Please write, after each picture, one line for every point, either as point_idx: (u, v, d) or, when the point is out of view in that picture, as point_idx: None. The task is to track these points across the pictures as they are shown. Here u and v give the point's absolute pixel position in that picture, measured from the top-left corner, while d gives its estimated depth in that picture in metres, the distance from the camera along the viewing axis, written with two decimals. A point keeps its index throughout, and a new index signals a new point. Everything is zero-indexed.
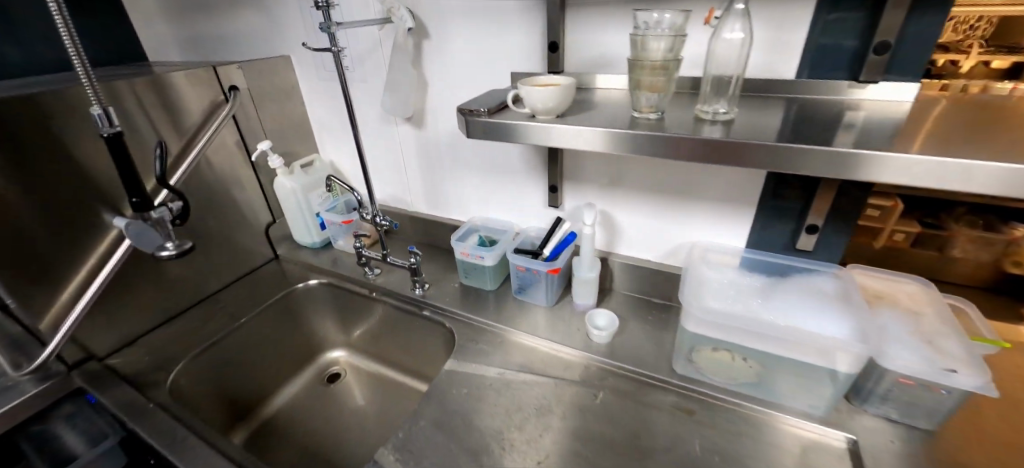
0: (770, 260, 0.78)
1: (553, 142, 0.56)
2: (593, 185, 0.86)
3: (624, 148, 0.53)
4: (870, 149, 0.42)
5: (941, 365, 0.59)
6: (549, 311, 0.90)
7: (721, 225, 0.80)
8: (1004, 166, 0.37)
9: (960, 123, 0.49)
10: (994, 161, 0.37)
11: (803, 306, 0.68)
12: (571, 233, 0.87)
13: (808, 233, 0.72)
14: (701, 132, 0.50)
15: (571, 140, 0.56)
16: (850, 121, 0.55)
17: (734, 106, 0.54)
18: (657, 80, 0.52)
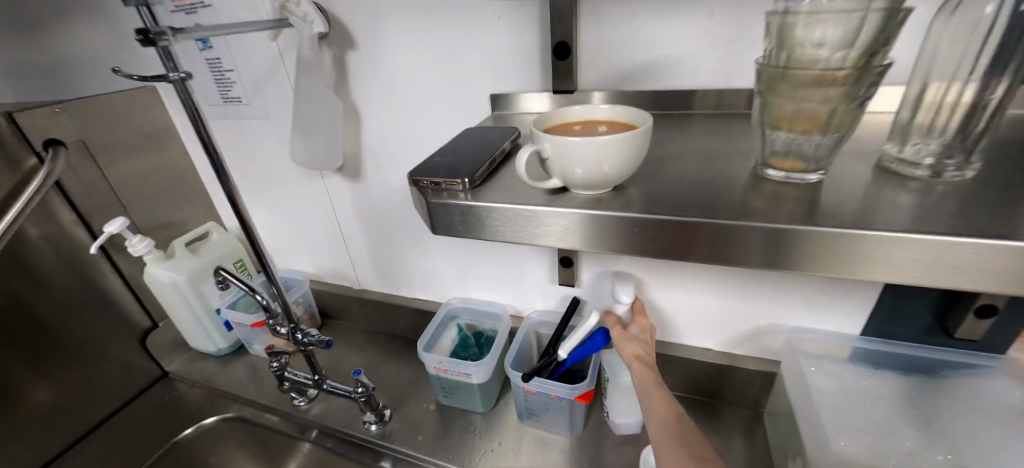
0: (903, 353, 0.52)
1: (620, 248, 0.28)
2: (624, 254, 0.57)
3: (763, 265, 0.25)
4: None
5: None
6: (574, 443, 0.60)
7: (828, 308, 0.52)
8: None
9: None
10: None
11: (1006, 451, 0.43)
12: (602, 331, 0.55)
13: (978, 318, 0.46)
14: (960, 221, 0.22)
15: (651, 245, 0.27)
16: None
17: (969, 151, 0.27)
18: (816, 104, 0.25)
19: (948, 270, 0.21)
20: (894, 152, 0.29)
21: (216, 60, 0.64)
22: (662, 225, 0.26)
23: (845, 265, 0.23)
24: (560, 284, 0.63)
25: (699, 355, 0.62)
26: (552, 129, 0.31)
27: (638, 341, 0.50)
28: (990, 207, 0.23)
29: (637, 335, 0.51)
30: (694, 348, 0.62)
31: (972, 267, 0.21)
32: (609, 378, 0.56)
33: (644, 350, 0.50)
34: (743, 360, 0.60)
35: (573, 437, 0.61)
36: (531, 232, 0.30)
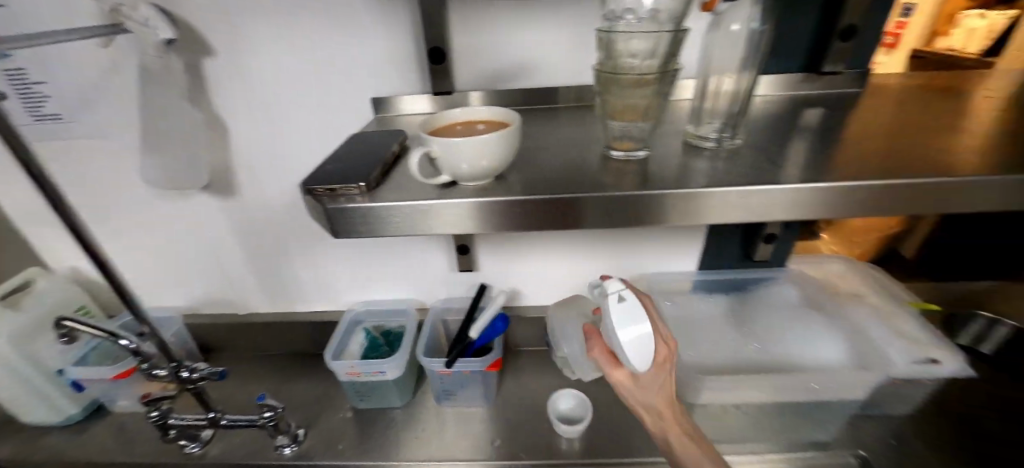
0: (724, 278, 0.67)
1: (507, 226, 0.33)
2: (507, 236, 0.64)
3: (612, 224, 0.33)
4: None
5: (923, 354, 0.53)
6: (493, 411, 0.66)
7: (672, 252, 0.66)
8: None
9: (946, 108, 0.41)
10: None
11: (788, 330, 0.59)
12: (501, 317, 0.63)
13: (766, 243, 0.63)
14: (727, 176, 0.33)
15: (530, 221, 0.33)
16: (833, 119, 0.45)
17: (734, 126, 0.39)
18: (638, 100, 0.35)
19: (789, 210, 0.31)
20: (692, 131, 0.40)
21: (13, 68, 0.52)
22: (560, 202, 0.32)
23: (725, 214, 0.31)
24: (460, 271, 0.68)
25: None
26: (437, 131, 0.34)
27: (656, 393, 0.40)
28: (743, 163, 0.34)
29: (656, 386, 0.40)
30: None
31: (807, 203, 0.30)
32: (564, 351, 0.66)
33: (664, 398, 0.40)
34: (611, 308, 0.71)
35: (491, 406, 0.67)
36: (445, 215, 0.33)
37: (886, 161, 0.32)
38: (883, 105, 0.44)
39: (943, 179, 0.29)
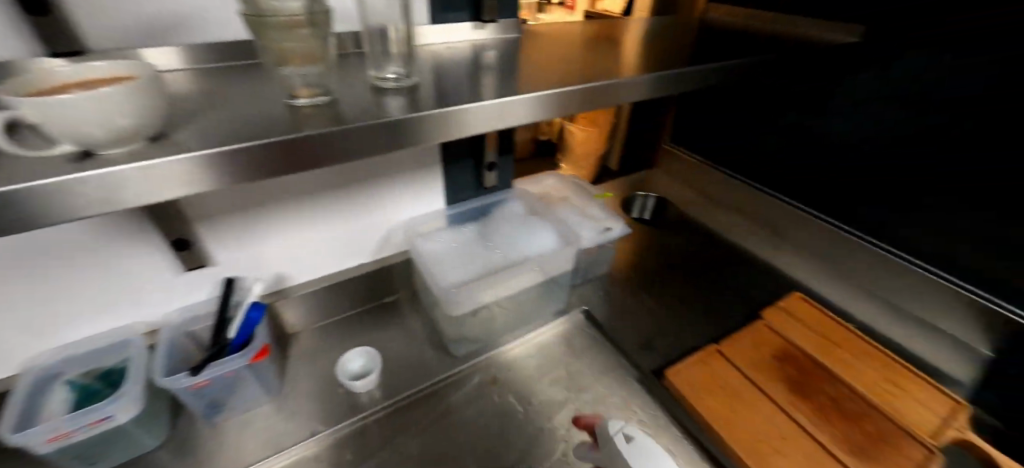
0: (468, 208, 0.77)
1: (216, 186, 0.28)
2: (234, 203, 0.57)
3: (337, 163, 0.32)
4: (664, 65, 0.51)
5: (600, 228, 0.76)
6: (279, 401, 0.62)
7: (419, 196, 0.73)
8: (653, 75, 0.48)
9: (589, 51, 0.60)
10: (644, 74, 0.48)
11: (515, 232, 0.72)
12: (257, 305, 0.58)
13: (489, 171, 0.74)
14: (391, 105, 0.38)
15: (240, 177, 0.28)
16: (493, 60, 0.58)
17: (407, 66, 0.45)
18: (302, 43, 0.36)
19: (526, 115, 0.41)
20: (375, 74, 0.43)
21: None
22: (276, 147, 0.29)
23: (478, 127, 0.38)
24: (192, 269, 0.59)
25: (343, 276, 0.72)
26: (31, 95, 0.28)
27: None
28: (407, 95, 0.40)
29: None
30: (334, 274, 0.72)
31: (520, 110, 0.40)
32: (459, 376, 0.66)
33: None
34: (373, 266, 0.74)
35: (279, 397, 0.63)
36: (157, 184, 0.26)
37: (580, 74, 0.47)
38: (535, 45, 0.62)
39: (613, 81, 0.45)
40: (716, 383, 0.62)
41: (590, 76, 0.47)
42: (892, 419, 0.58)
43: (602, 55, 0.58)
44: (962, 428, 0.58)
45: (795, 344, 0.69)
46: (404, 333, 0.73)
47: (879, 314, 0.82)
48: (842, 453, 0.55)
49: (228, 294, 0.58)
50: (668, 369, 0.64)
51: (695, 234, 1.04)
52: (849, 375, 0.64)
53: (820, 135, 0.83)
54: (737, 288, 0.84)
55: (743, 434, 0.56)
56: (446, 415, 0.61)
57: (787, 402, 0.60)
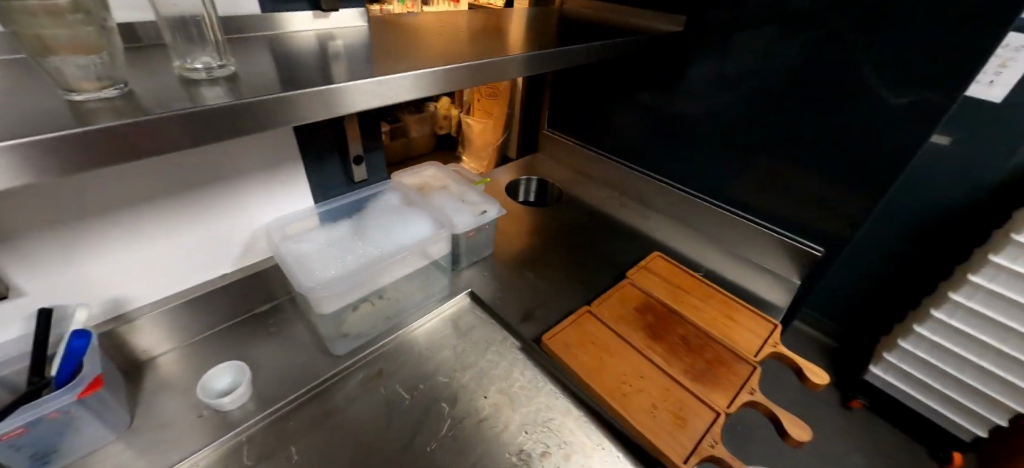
0: (341, 206, 0.75)
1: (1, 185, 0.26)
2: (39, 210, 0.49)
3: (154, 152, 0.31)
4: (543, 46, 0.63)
5: (476, 212, 0.80)
6: (131, 436, 0.55)
7: (279, 196, 0.69)
8: (531, 54, 0.59)
9: (470, 37, 0.68)
10: (524, 53, 0.58)
11: (390, 224, 0.72)
12: (82, 333, 0.50)
13: (358, 166, 0.73)
14: (201, 95, 0.36)
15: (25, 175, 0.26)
16: (337, 52, 0.58)
17: (226, 54, 0.42)
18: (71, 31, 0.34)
19: (363, 96, 0.41)
20: (181, 64, 0.40)
21: None
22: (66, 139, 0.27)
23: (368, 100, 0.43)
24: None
25: (198, 291, 0.66)
26: None
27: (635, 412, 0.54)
28: (219, 84, 0.38)
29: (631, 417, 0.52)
30: (185, 291, 0.65)
31: (355, 95, 0.41)
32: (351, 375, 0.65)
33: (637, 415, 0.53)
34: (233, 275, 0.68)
35: (132, 431, 0.56)
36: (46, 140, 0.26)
37: (469, 53, 0.56)
38: (390, 33, 0.65)
39: (500, 58, 0.55)
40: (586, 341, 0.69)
41: (478, 55, 0.55)
42: (725, 346, 0.70)
43: (480, 40, 0.66)
44: (776, 345, 0.71)
45: (653, 296, 0.79)
46: (279, 340, 0.69)
47: (715, 259, 1.00)
48: (687, 381, 0.64)
49: (45, 324, 0.49)
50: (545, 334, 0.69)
51: (575, 207, 1.13)
52: (695, 315, 0.75)
53: (663, 114, 1.00)
54: (606, 252, 0.95)
55: (607, 380, 0.63)
56: (332, 416, 0.60)
57: (645, 346, 0.69)
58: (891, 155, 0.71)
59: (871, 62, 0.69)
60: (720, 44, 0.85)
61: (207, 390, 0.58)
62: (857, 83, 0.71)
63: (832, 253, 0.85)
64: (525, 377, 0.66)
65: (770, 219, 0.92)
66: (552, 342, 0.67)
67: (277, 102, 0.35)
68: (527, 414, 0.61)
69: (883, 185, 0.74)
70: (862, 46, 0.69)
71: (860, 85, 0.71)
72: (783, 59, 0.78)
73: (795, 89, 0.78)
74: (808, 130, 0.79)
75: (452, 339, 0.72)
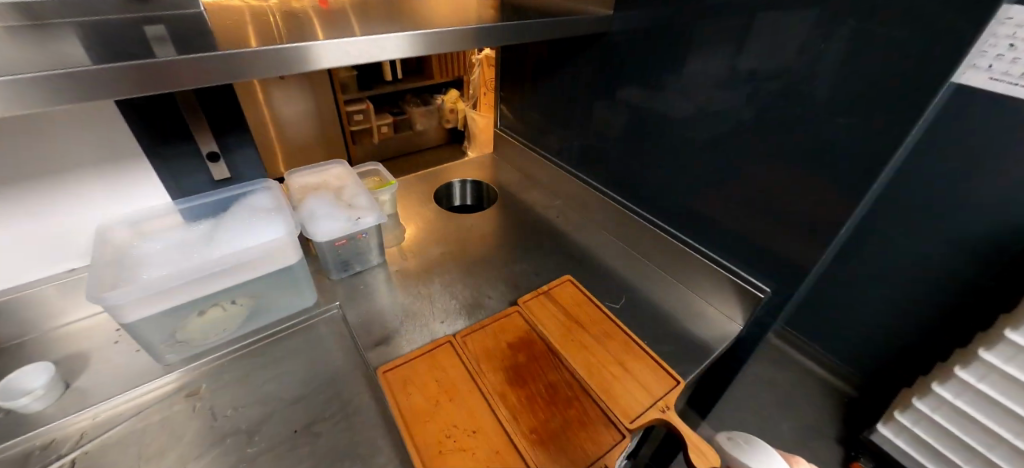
0: (202, 204, 0.70)
1: None
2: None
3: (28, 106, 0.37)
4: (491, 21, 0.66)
5: (351, 218, 0.73)
6: None
7: (125, 189, 0.66)
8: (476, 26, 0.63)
9: (425, 10, 0.72)
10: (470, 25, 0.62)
11: (239, 227, 0.65)
12: None
13: (213, 162, 0.69)
14: None
15: None
16: (153, 34, 0.52)
17: None
18: None
19: (233, 69, 0.46)
20: None
21: None
22: None
23: (297, 65, 0.50)
24: None
25: (41, 285, 0.63)
26: None
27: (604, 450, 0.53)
28: None
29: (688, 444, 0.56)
30: (27, 283, 0.63)
31: (214, 68, 0.45)
32: (180, 388, 0.61)
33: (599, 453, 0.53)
34: (82, 269, 0.66)
35: None
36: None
37: (415, 23, 0.61)
38: (242, 18, 0.60)
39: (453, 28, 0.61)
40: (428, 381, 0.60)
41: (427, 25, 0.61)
42: (597, 402, 0.58)
43: (431, 13, 0.70)
44: (665, 409, 0.58)
45: (538, 330, 0.67)
46: (120, 340, 0.66)
47: (653, 285, 0.87)
48: (528, 445, 0.53)
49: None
50: (387, 365, 0.61)
51: (507, 215, 1.03)
52: (578, 358, 0.63)
53: (612, 113, 0.89)
54: (521, 268, 0.86)
55: (427, 433, 0.53)
56: (129, 434, 0.56)
57: (497, 392, 0.58)
58: (851, 180, 0.57)
59: (837, 56, 0.53)
60: (667, 37, 0.73)
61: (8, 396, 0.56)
62: (812, 88, 0.57)
63: (782, 293, 0.71)
64: (351, 411, 0.59)
65: (717, 244, 0.79)
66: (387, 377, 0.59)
67: (134, 70, 0.41)
68: (334, 457, 0.54)
69: (842, 217, 0.59)
70: (823, 39, 0.54)
71: (816, 89, 0.57)
72: (732, 55, 0.65)
73: (744, 93, 0.65)
74: (758, 142, 0.66)
75: (297, 359, 0.66)
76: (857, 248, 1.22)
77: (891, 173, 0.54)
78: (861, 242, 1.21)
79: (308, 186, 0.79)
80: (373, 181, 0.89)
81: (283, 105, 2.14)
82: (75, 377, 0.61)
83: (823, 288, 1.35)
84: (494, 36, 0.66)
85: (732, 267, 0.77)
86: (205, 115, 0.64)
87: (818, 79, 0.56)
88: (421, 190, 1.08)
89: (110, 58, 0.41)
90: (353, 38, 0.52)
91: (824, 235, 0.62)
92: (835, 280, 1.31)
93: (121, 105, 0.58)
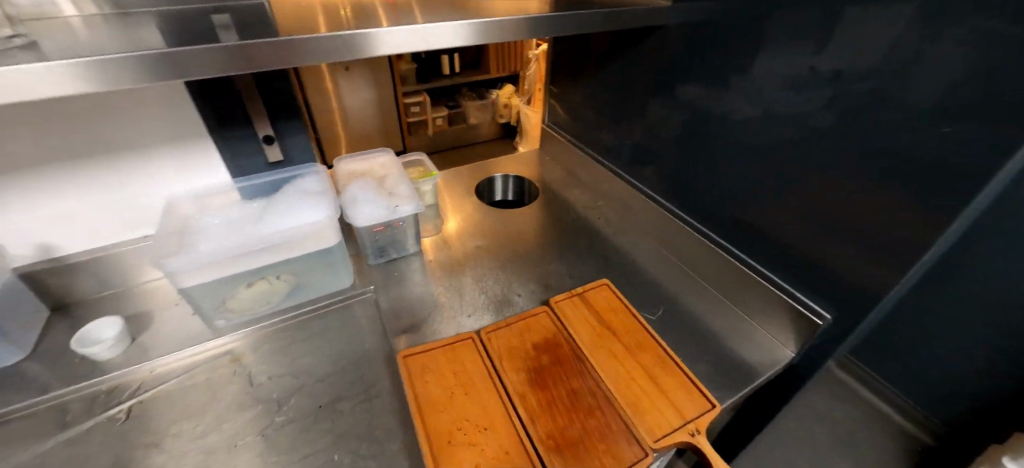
0: (257, 183, 0.75)
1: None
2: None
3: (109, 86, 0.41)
4: (538, 12, 0.64)
5: (390, 205, 0.74)
6: (33, 360, 0.64)
7: (191, 166, 0.72)
8: (525, 17, 0.61)
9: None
10: (520, 15, 0.60)
11: (285, 206, 0.69)
12: None
13: (269, 145, 0.73)
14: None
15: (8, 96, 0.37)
16: (220, 22, 0.55)
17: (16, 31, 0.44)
18: None
19: (289, 55, 0.48)
20: None
21: None
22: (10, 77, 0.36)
23: (348, 52, 0.51)
24: None
25: (120, 248, 0.71)
26: None
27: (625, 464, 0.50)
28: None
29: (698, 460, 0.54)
30: (109, 245, 0.71)
31: (271, 54, 0.47)
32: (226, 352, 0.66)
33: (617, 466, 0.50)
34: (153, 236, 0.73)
35: (29, 358, 0.64)
36: (20, 96, 0.38)
37: (466, 13, 0.61)
38: (302, 8, 0.63)
39: (501, 18, 0.59)
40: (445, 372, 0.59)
41: (477, 15, 0.60)
42: (620, 416, 0.54)
43: (482, 3, 0.68)
44: (695, 432, 0.53)
45: (565, 333, 0.65)
46: (179, 303, 0.73)
47: (695, 297, 0.81)
48: (541, 450, 0.50)
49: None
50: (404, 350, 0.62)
51: (547, 213, 1.01)
52: (605, 367, 0.60)
53: (664, 113, 0.84)
54: (555, 268, 0.84)
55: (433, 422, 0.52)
56: (176, 389, 0.61)
57: (515, 392, 0.57)
58: (939, 200, 0.49)
59: (933, 55, 0.46)
60: (730, 32, 0.67)
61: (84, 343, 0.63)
62: (898, 91, 0.50)
63: (845, 321, 0.63)
64: (373, 393, 0.61)
65: (772, 261, 0.72)
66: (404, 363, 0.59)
67: (199, 53, 0.43)
68: (352, 436, 0.56)
69: (924, 242, 0.51)
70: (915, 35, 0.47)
71: (901, 93, 0.49)
72: (803, 53, 0.58)
73: (814, 96, 0.58)
74: (826, 150, 0.59)
75: (330, 336, 0.69)
76: (949, 278, 1.06)
77: (994, 194, 0.46)
78: (955, 273, 1.05)
79: (355, 172, 0.82)
80: (417, 172, 0.91)
81: (347, 94, 2.25)
82: (141, 332, 0.68)
83: (900, 319, 1.19)
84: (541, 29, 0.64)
85: (787, 287, 0.70)
86: (261, 100, 0.68)
87: (905, 82, 0.48)
88: (464, 182, 1.09)
89: (186, 43, 0.45)
90: (410, 26, 0.53)
91: (900, 261, 0.54)
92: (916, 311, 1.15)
93: (189, 86, 0.64)
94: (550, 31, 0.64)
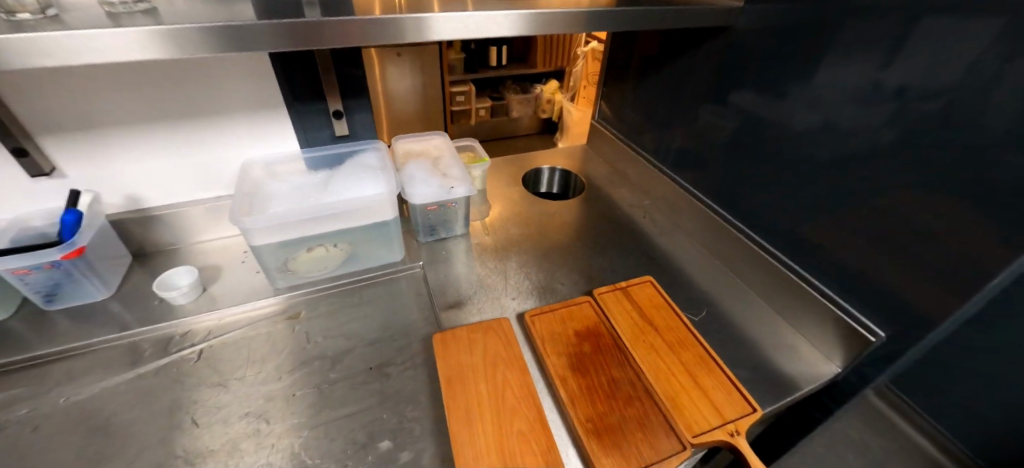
0: (324, 155, 0.79)
1: (108, 56, 0.41)
2: (61, 101, 0.61)
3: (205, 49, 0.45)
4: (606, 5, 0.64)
5: (445, 185, 0.77)
6: (117, 299, 0.70)
7: (261, 135, 0.76)
8: (584, 11, 0.61)
9: None
10: (580, 9, 0.61)
11: (349, 179, 0.72)
12: (70, 211, 0.63)
13: (337, 119, 0.78)
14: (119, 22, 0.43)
15: (126, 53, 0.42)
16: None
17: None
18: None
19: (365, 34, 0.51)
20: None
21: None
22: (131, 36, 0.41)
23: (417, 35, 0.54)
24: (39, 178, 0.65)
25: (196, 205, 0.77)
26: None
27: (664, 455, 0.50)
28: (121, 16, 0.45)
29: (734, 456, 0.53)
30: (188, 203, 0.77)
31: (350, 31, 0.50)
32: (285, 310, 0.71)
33: (655, 456, 0.50)
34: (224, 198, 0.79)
35: (112, 297, 0.70)
36: (135, 55, 0.42)
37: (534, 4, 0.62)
38: None
39: (569, 10, 0.60)
40: (481, 346, 0.60)
41: (547, 6, 0.61)
42: (660, 408, 0.55)
43: None
44: (734, 433, 0.53)
45: (608, 325, 0.66)
46: (244, 261, 0.78)
47: (736, 304, 0.80)
48: (580, 432, 0.52)
49: (73, 202, 0.64)
50: (490, 319, 0.67)
51: (590, 208, 1.02)
52: (647, 360, 0.61)
53: (714, 117, 0.82)
54: (597, 262, 0.84)
55: (511, 382, 0.56)
56: (241, 338, 0.66)
57: (557, 375, 0.58)
58: (1016, 226, 0.46)
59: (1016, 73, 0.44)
60: (794, 39, 0.65)
61: (166, 286, 0.70)
62: (973, 108, 0.47)
63: (897, 342, 0.61)
64: (416, 361, 0.63)
65: (823, 275, 0.70)
66: (504, 324, 0.63)
67: (285, 26, 0.47)
68: (397, 397, 0.59)
69: (991, 267, 0.49)
70: (997, 52, 0.45)
71: (978, 113, 0.47)
72: (866, 67, 0.57)
73: (873, 113, 0.57)
74: (883, 166, 0.57)
75: (379, 305, 0.73)
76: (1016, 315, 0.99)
77: None
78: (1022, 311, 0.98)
79: (413, 151, 0.86)
80: (467, 157, 0.93)
81: (394, 79, 2.29)
82: (207, 284, 0.73)
83: (952, 351, 1.13)
84: (606, 23, 0.64)
85: (839, 301, 0.68)
86: (336, 78, 0.72)
87: (980, 102, 0.47)
88: (509, 172, 1.11)
89: (273, 16, 0.48)
90: (476, 13, 0.55)
91: (964, 285, 0.52)
92: (970, 343, 1.09)
93: (272, 59, 0.68)
94: (615, 26, 0.64)
